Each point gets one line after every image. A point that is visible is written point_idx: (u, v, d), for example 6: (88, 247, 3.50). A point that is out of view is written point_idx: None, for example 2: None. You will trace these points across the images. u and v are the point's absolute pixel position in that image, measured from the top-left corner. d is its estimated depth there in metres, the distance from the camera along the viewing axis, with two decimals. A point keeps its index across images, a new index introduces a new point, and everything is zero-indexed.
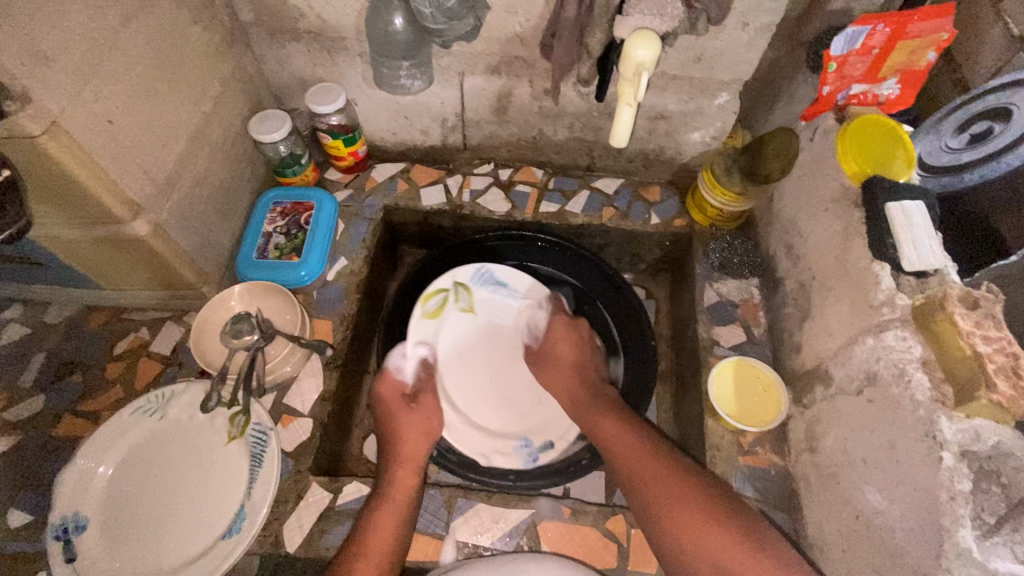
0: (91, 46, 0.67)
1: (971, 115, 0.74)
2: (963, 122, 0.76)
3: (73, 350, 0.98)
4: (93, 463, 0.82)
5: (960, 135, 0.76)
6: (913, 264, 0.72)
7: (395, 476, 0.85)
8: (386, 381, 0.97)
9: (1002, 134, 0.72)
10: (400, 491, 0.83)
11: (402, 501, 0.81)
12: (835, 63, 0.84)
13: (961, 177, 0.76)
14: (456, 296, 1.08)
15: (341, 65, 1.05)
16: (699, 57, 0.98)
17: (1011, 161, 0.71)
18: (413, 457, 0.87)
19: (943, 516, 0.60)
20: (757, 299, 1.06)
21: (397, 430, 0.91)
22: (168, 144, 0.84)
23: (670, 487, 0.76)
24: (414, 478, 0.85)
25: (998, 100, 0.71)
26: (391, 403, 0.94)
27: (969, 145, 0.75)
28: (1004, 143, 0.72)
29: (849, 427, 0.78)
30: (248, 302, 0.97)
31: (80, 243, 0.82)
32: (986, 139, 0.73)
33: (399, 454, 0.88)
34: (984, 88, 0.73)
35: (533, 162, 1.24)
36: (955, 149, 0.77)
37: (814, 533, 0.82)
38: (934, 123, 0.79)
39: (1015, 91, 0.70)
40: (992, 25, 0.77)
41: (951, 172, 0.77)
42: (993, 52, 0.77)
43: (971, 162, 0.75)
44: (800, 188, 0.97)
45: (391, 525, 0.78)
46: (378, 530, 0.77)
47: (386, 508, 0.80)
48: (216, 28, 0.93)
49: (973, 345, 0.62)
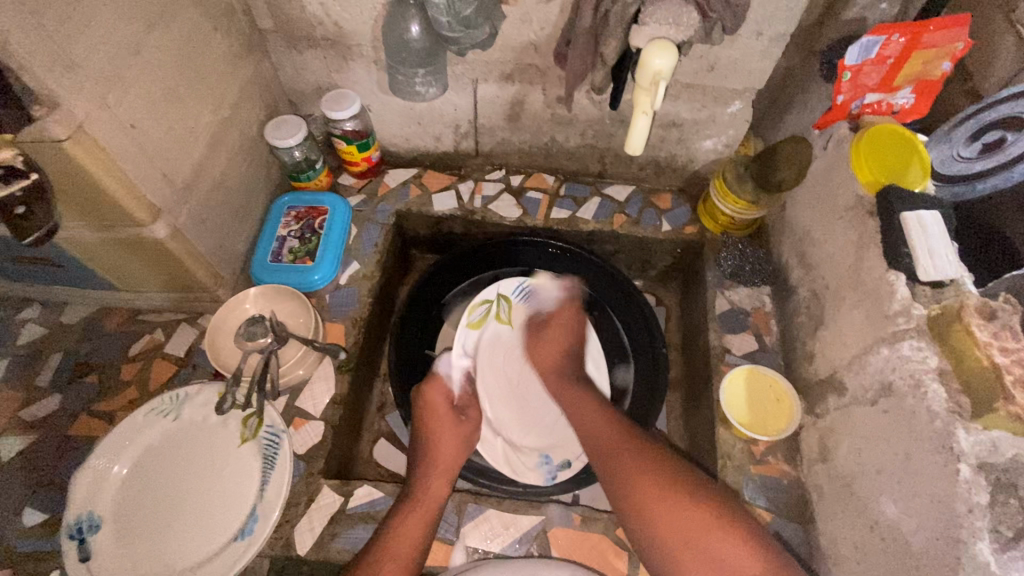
0: (116, 52, 0.69)
1: (984, 125, 0.74)
2: (975, 132, 0.75)
3: (90, 350, 0.99)
4: (108, 463, 0.83)
5: (973, 145, 0.76)
6: (929, 274, 0.71)
7: (429, 480, 0.86)
8: (437, 384, 0.98)
9: (1015, 142, 0.71)
10: (430, 498, 0.84)
11: (434, 505, 0.83)
12: (850, 72, 0.85)
13: (975, 186, 0.77)
14: (499, 308, 1.12)
15: (357, 71, 1.06)
16: (712, 66, 0.98)
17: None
18: (445, 463, 0.90)
19: (961, 529, 0.60)
20: (769, 307, 1.05)
21: (431, 435, 0.93)
22: (187, 149, 0.85)
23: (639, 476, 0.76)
24: (445, 484, 0.87)
25: (1013, 109, 0.70)
26: (432, 407, 0.95)
27: (982, 154, 0.75)
28: (1016, 152, 0.71)
29: (863, 437, 0.77)
30: (263, 305, 0.97)
31: (100, 245, 0.83)
32: (999, 148, 0.73)
33: (436, 460, 0.90)
34: (999, 96, 0.72)
35: (544, 168, 1.24)
36: (968, 159, 0.77)
37: (828, 544, 0.81)
38: (947, 131, 0.78)
39: None
40: (1007, 33, 0.77)
41: (964, 181, 0.78)
42: (1008, 61, 0.77)
43: (983, 171, 0.75)
44: (813, 197, 0.96)
45: (420, 527, 0.79)
46: (406, 529, 0.78)
47: (418, 513, 0.81)
48: (235, 35, 0.95)
49: (992, 358, 0.62)
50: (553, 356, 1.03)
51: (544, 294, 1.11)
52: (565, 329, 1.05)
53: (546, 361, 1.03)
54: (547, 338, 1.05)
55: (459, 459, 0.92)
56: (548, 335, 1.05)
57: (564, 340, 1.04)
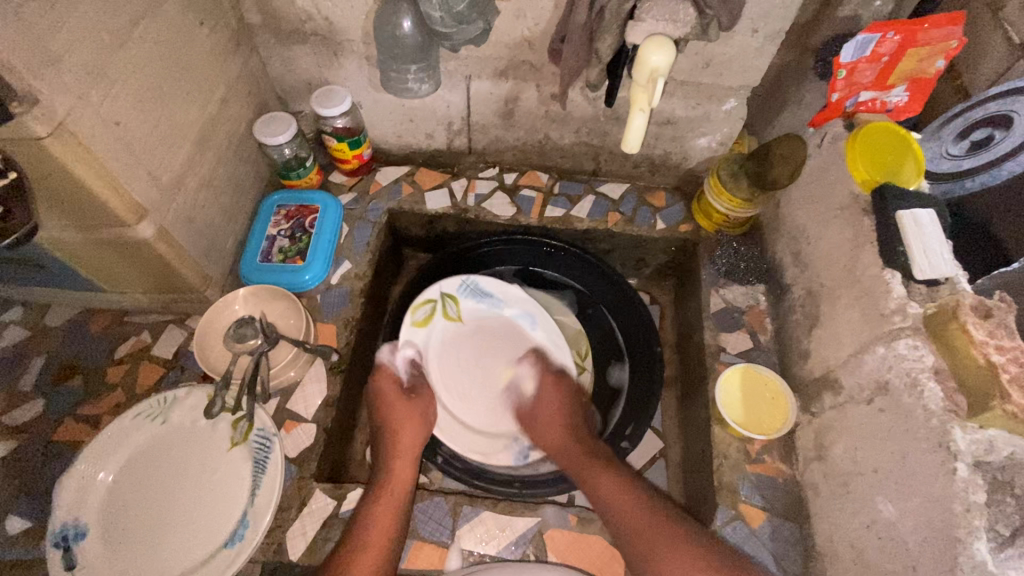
0: (99, 47, 0.67)
1: (972, 123, 0.76)
2: (964, 130, 0.77)
3: (74, 353, 0.97)
4: (93, 468, 0.81)
5: (961, 143, 0.77)
6: (925, 272, 0.71)
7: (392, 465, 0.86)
8: (382, 375, 0.97)
9: (1003, 140, 0.73)
10: (396, 483, 0.84)
11: (403, 493, 0.82)
12: (845, 70, 0.85)
13: (962, 184, 0.77)
14: (445, 305, 1.06)
15: (347, 67, 1.04)
16: (707, 63, 0.97)
17: (1012, 168, 0.72)
18: (406, 447, 0.89)
19: (958, 528, 0.60)
20: (763, 305, 1.05)
21: (393, 422, 0.91)
22: (174, 146, 0.83)
23: (631, 511, 0.78)
24: (409, 468, 0.87)
25: (1001, 107, 0.72)
26: (385, 393, 0.95)
27: (969, 152, 0.76)
28: (1005, 149, 0.72)
29: (859, 435, 0.77)
30: (253, 306, 0.95)
31: (83, 245, 0.81)
32: (987, 145, 0.74)
33: (397, 442, 0.89)
34: (987, 95, 0.75)
35: (538, 166, 1.23)
36: (956, 156, 0.78)
37: (823, 542, 0.81)
38: (935, 129, 0.81)
39: (1016, 99, 0.71)
40: (994, 32, 0.78)
41: (952, 178, 0.78)
42: (995, 59, 0.78)
43: (972, 168, 0.76)
44: (808, 194, 0.96)
45: (390, 514, 0.79)
46: (378, 517, 0.78)
47: (384, 502, 0.80)
48: (222, 29, 0.92)
49: (988, 356, 0.62)
50: (558, 434, 0.94)
51: (517, 381, 1.03)
52: (557, 391, 0.99)
53: (551, 443, 0.94)
54: (540, 422, 0.96)
55: (421, 439, 0.91)
56: (541, 420, 0.97)
57: (562, 417, 0.96)
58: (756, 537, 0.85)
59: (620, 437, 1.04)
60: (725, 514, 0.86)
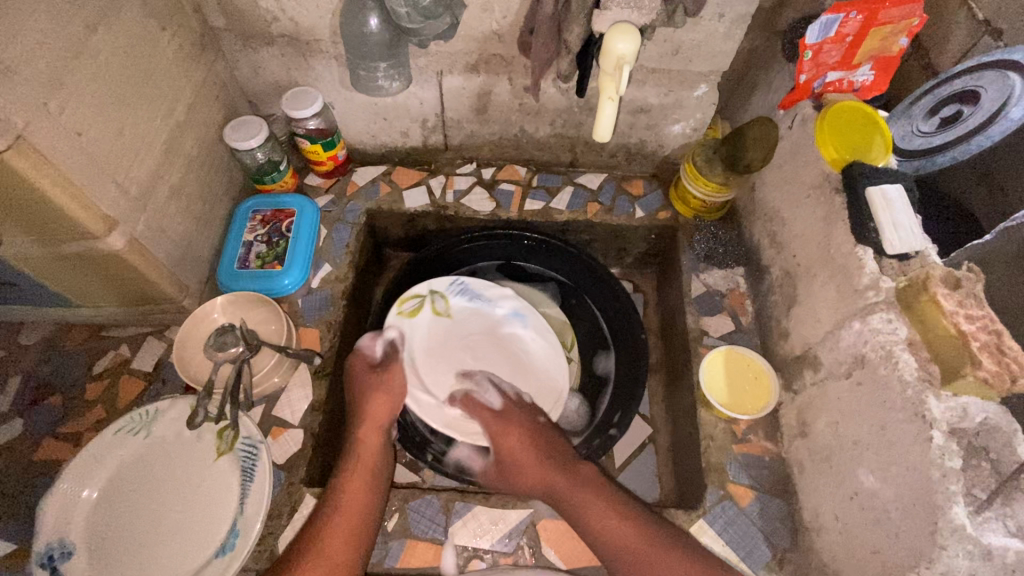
0: (56, 57, 0.65)
1: (942, 100, 0.79)
2: (935, 108, 0.80)
3: (51, 371, 0.95)
4: (77, 486, 0.80)
5: (932, 119, 0.80)
6: (894, 247, 0.73)
7: (361, 435, 0.84)
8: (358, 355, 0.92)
9: (971, 115, 0.75)
10: (366, 454, 0.82)
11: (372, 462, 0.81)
12: (811, 51, 0.86)
13: (933, 160, 0.78)
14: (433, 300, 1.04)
15: (316, 67, 1.03)
16: (676, 50, 0.98)
17: (981, 143, 0.72)
18: (376, 415, 0.85)
19: (936, 494, 0.61)
20: (743, 288, 1.07)
21: (362, 392, 0.88)
22: (142, 155, 0.81)
23: (605, 514, 0.76)
24: (379, 437, 0.84)
25: (968, 82, 0.76)
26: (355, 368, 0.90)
27: (940, 128, 0.78)
28: (973, 124, 0.73)
29: (839, 410, 0.79)
30: (232, 313, 0.94)
31: (51, 259, 0.79)
32: (956, 120, 0.76)
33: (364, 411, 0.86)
34: (956, 74, 0.79)
35: (515, 160, 1.23)
36: (927, 134, 0.80)
37: (809, 516, 0.83)
38: (907, 109, 0.85)
39: (981, 76, 0.75)
40: (959, 11, 0.82)
41: (924, 155, 0.79)
42: (960, 37, 0.82)
43: (942, 144, 0.77)
44: (781, 176, 0.98)
45: (363, 484, 0.78)
46: (350, 489, 0.78)
47: (358, 470, 0.80)
48: (186, 34, 0.91)
49: (958, 325, 0.63)
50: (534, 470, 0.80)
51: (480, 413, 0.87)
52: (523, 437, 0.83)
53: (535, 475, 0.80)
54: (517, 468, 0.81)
55: (394, 407, 0.87)
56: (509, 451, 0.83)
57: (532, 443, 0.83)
58: (745, 515, 0.86)
59: (608, 426, 1.04)
60: (714, 495, 0.88)
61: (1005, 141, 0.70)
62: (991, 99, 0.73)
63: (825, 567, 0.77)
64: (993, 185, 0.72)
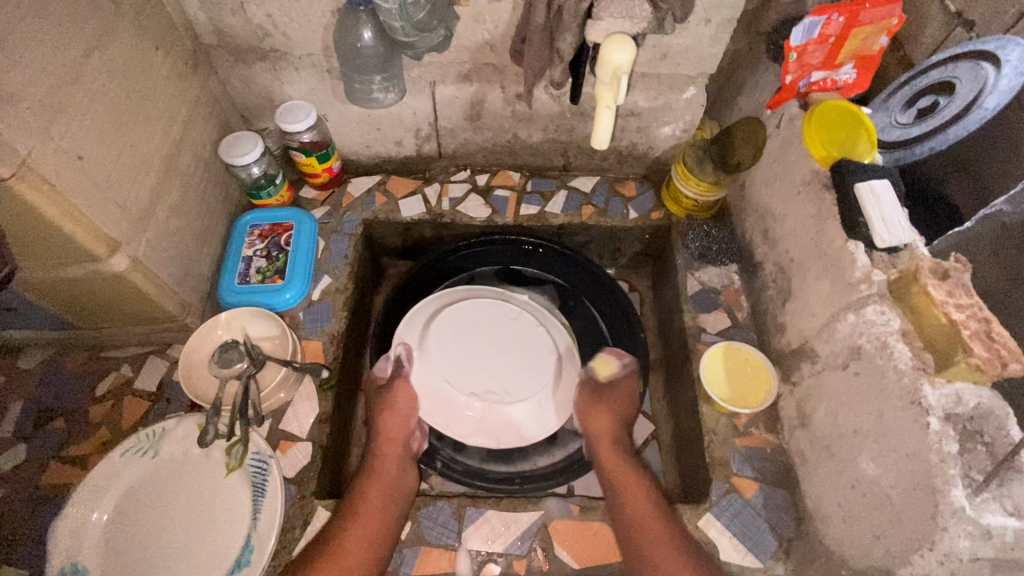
0: (54, 83, 0.65)
1: (918, 92, 0.83)
2: (913, 100, 0.84)
3: (52, 394, 0.94)
4: (87, 509, 0.79)
5: (909, 111, 0.84)
6: (885, 241, 0.75)
7: (380, 452, 0.89)
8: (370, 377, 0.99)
9: (946, 106, 0.78)
10: (383, 467, 0.87)
11: (389, 477, 0.86)
12: (795, 53, 0.88)
13: (913, 150, 0.81)
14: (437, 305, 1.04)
15: (309, 81, 1.03)
16: (665, 54, 1.00)
17: (957, 132, 0.75)
18: (392, 431, 0.91)
19: (936, 478, 0.64)
20: (737, 284, 1.09)
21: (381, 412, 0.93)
22: (140, 175, 0.81)
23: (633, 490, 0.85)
24: (398, 451, 0.90)
25: (944, 74, 0.80)
26: (368, 393, 0.98)
27: (917, 119, 0.82)
28: (949, 113, 0.77)
29: (838, 400, 0.81)
30: (236, 329, 0.94)
31: (55, 283, 0.79)
32: (933, 110, 0.80)
33: (382, 431, 0.91)
34: (932, 67, 0.83)
35: (509, 165, 1.24)
36: (905, 125, 0.83)
37: (813, 505, 0.85)
38: (885, 103, 0.89)
39: (956, 67, 0.79)
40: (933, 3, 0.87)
41: (903, 146, 0.82)
42: (932, 30, 0.88)
43: (920, 134, 0.80)
44: (770, 174, 1.00)
45: (378, 495, 0.83)
46: (370, 495, 0.82)
47: (374, 483, 0.84)
48: (179, 52, 0.91)
49: (948, 313, 0.65)
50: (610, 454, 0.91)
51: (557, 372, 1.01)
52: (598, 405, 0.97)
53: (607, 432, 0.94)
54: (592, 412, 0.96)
55: (411, 423, 0.93)
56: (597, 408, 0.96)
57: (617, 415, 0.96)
58: (750, 507, 0.88)
59: None
60: (719, 488, 0.90)
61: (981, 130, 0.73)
62: (966, 90, 0.76)
63: (830, 553, 0.80)
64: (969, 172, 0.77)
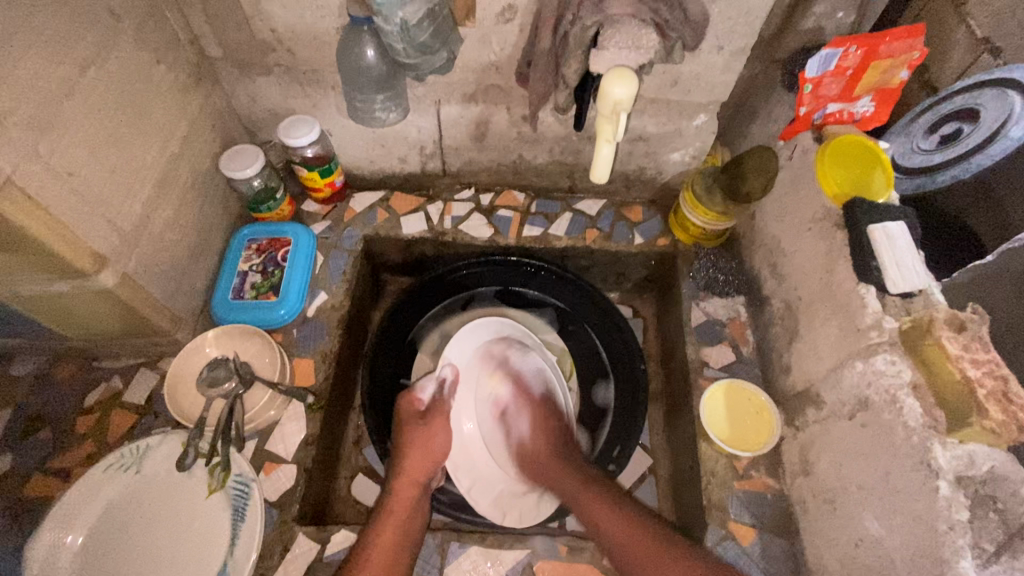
0: (47, 99, 0.65)
1: (942, 118, 0.79)
2: (934, 126, 0.81)
3: (42, 404, 0.93)
4: (62, 531, 0.77)
5: (932, 137, 0.80)
6: (897, 285, 0.71)
7: (396, 487, 0.87)
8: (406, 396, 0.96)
9: (970, 134, 0.75)
10: (400, 504, 0.84)
11: (403, 515, 0.82)
12: (811, 84, 0.85)
13: (934, 178, 0.78)
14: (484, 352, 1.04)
15: (314, 97, 1.03)
16: (675, 81, 0.97)
17: (982, 161, 0.72)
18: (415, 469, 0.89)
19: (943, 547, 0.60)
20: (744, 317, 1.06)
21: (401, 444, 0.91)
22: (134, 190, 0.80)
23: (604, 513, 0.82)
24: (415, 491, 0.87)
25: (967, 101, 0.76)
26: (404, 418, 0.94)
27: (940, 147, 0.79)
28: (974, 143, 0.74)
29: (843, 451, 0.77)
30: (225, 346, 0.93)
31: (43, 296, 0.78)
32: (957, 139, 0.76)
33: (403, 468, 0.89)
34: (954, 91, 0.79)
35: (514, 185, 1.22)
36: (927, 152, 0.80)
37: (813, 559, 0.81)
38: (906, 128, 0.86)
39: (981, 93, 0.75)
40: (959, 27, 0.81)
41: (925, 173, 0.79)
42: (960, 57, 0.81)
43: (943, 162, 0.78)
44: (782, 207, 0.97)
45: (393, 536, 0.79)
46: (385, 536, 0.79)
47: (388, 519, 0.81)
48: (181, 65, 0.90)
49: (964, 371, 0.61)
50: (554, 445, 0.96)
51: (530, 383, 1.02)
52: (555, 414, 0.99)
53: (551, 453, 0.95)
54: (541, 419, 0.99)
55: (435, 462, 0.91)
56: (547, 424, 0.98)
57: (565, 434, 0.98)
58: (747, 556, 0.84)
59: (609, 459, 1.04)
60: (715, 534, 0.86)
61: (1004, 160, 0.71)
62: (991, 118, 0.73)
63: None
64: (996, 203, 0.71)
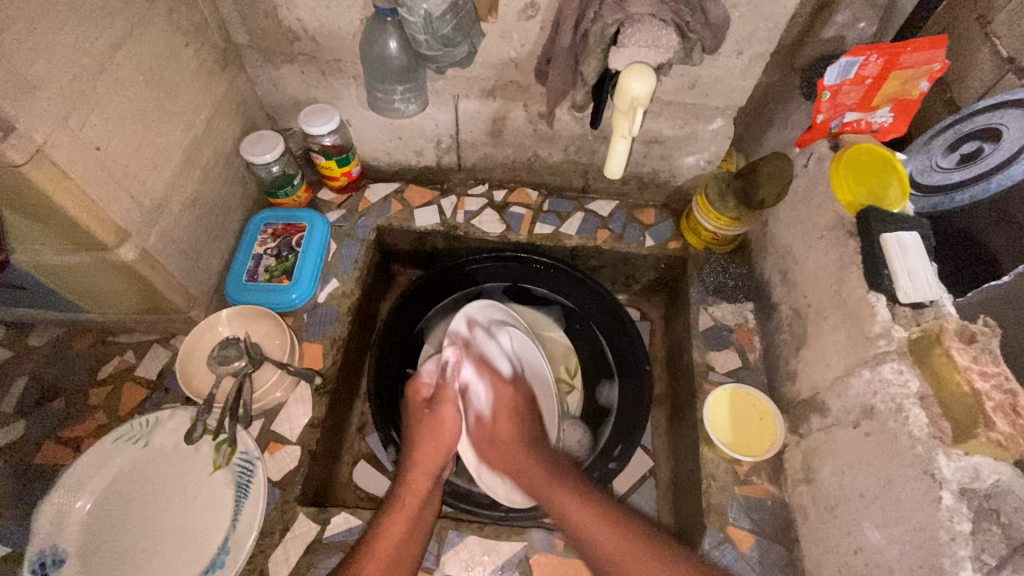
0: (81, 74, 0.67)
1: (962, 137, 0.79)
2: (954, 145, 0.80)
3: (57, 374, 0.95)
4: (69, 497, 0.79)
5: (951, 156, 0.80)
6: (909, 295, 0.71)
7: (410, 479, 0.86)
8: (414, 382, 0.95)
9: (991, 154, 0.75)
10: (411, 496, 0.83)
11: (414, 509, 0.82)
12: (829, 92, 0.85)
13: (952, 197, 0.79)
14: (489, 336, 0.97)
15: (336, 86, 1.05)
16: (693, 84, 0.98)
17: (1001, 181, 0.73)
18: (427, 458, 0.88)
19: (943, 557, 0.59)
20: (751, 323, 1.05)
21: (411, 433, 0.90)
22: (158, 167, 0.82)
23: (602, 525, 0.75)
24: (428, 482, 0.86)
25: (989, 121, 0.76)
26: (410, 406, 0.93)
27: (959, 165, 0.79)
28: (994, 163, 0.75)
29: (845, 459, 0.77)
30: (236, 326, 0.95)
31: (63, 267, 0.80)
32: (976, 158, 0.77)
33: (416, 454, 0.88)
34: (975, 110, 0.78)
35: (528, 182, 1.23)
36: (946, 170, 0.81)
37: (811, 567, 0.80)
38: (925, 145, 0.85)
39: (1003, 113, 0.75)
40: (983, 43, 0.81)
41: (943, 192, 0.80)
42: (981, 73, 0.81)
43: (962, 181, 0.78)
44: (795, 214, 0.97)
45: (403, 533, 0.78)
46: (393, 530, 0.77)
47: (398, 511, 0.80)
48: (208, 50, 0.92)
49: (972, 382, 0.61)
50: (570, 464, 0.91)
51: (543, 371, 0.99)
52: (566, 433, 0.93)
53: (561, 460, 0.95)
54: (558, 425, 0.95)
55: (447, 447, 0.89)
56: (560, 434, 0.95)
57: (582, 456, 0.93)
58: (744, 561, 0.84)
59: (609, 458, 1.03)
60: (713, 538, 0.85)
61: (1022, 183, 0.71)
62: (1012, 139, 0.73)
63: None
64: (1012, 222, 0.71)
